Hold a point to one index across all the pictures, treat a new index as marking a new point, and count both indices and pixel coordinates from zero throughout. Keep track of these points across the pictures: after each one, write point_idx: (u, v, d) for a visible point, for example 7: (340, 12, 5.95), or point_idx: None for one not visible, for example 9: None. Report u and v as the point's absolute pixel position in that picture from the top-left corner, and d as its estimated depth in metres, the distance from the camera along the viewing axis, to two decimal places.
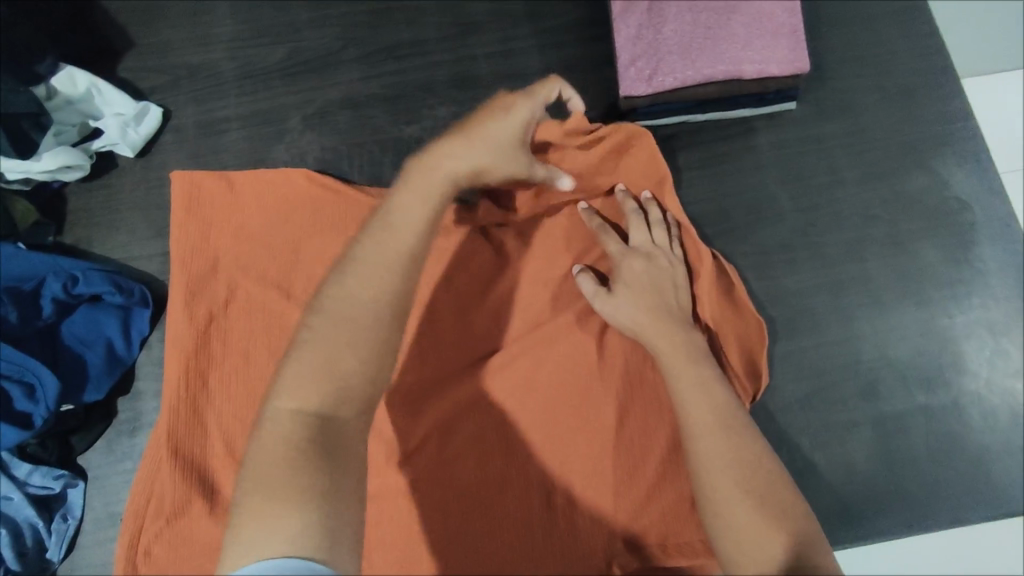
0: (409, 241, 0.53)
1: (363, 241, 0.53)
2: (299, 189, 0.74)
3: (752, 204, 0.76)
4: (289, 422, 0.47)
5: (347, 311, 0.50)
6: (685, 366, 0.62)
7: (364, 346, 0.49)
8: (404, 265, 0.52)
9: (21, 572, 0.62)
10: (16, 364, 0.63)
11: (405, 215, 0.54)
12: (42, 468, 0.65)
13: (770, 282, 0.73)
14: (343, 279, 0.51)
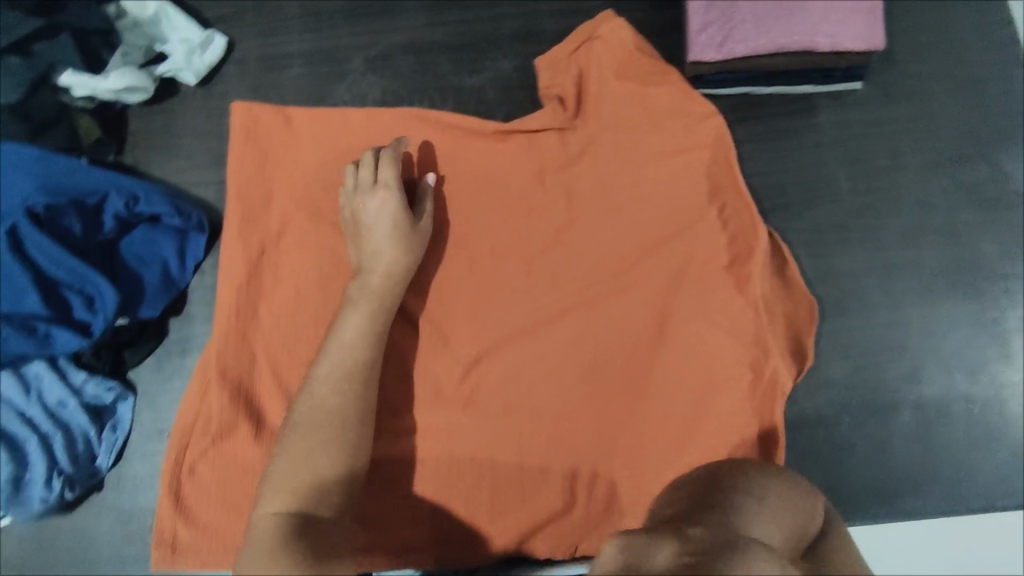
0: (357, 359, 0.63)
1: (321, 361, 0.63)
2: (359, 131, 0.75)
3: (809, 182, 0.75)
4: (270, 523, 0.54)
5: (312, 422, 0.59)
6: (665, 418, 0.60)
7: (330, 449, 0.59)
8: (354, 381, 0.62)
9: (73, 475, 0.64)
10: (77, 274, 0.64)
11: (348, 340, 0.64)
12: (96, 378, 0.66)
13: (821, 262, 0.73)
14: (307, 393, 0.61)
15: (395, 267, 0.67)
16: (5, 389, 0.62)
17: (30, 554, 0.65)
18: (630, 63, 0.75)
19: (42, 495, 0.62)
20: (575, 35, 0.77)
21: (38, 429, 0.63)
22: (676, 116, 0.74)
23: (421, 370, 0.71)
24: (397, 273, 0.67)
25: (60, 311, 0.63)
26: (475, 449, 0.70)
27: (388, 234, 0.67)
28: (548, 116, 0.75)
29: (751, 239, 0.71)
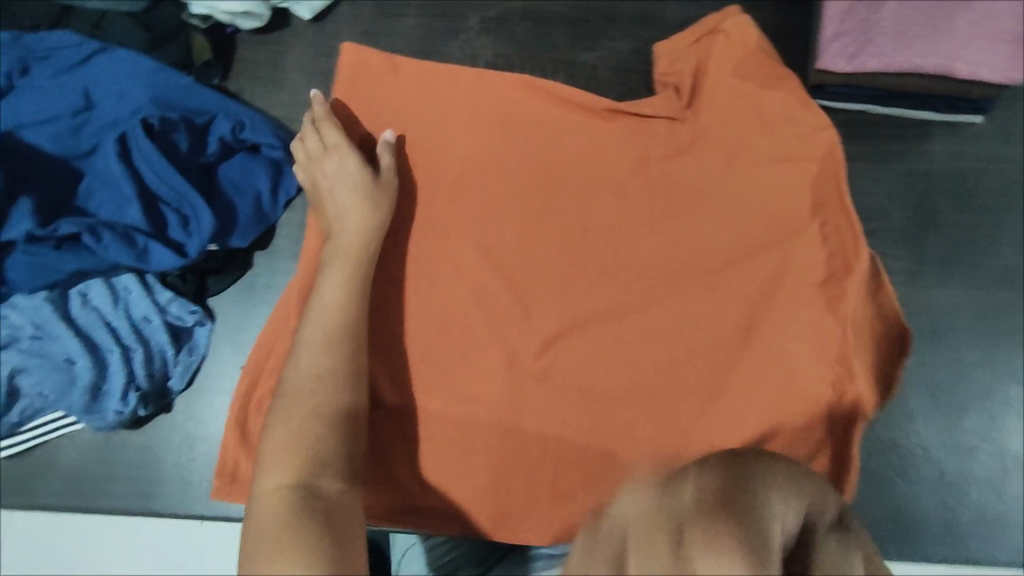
0: (342, 317, 0.60)
1: (303, 326, 0.60)
2: (468, 91, 0.74)
3: (914, 210, 0.74)
4: (273, 498, 0.50)
5: (301, 389, 0.56)
6: None
7: (326, 416, 0.55)
8: (340, 341, 0.59)
9: (148, 393, 0.64)
10: (177, 193, 0.63)
11: (333, 302, 0.60)
12: (180, 299, 0.65)
13: (915, 293, 0.73)
14: (295, 363, 0.58)
15: (366, 222, 0.64)
16: (95, 296, 0.62)
17: (92, 464, 0.65)
18: (754, 59, 0.72)
19: (117, 407, 0.62)
20: (699, 24, 0.74)
21: (121, 341, 0.63)
22: (795, 118, 0.71)
23: (498, 340, 0.70)
24: (367, 231, 0.64)
25: (157, 227, 0.62)
26: (544, 430, 0.68)
27: (351, 192, 0.65)
28: (662, 104, 0.74)
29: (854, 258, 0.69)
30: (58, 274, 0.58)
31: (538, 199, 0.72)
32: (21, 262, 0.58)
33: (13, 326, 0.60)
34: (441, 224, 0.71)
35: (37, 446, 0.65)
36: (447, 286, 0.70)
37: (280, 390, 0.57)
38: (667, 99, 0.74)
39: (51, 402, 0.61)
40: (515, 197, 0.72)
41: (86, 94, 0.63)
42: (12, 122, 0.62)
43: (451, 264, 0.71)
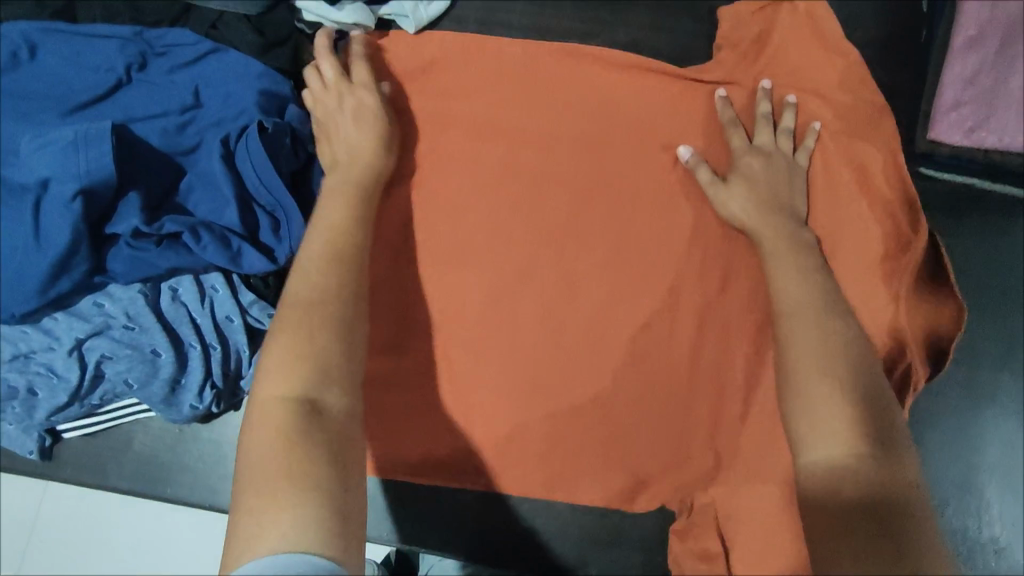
0: (354, 241, 0.56)
1: (308, 240, 0.55)
2: (559, 110, 0.73)
3: (1009, 292, 0.72)
4: (272, 410, 0.45)
5: (301, 301, 0.51)
6: (788, 255, 0.62)
7: (332, 335, 0.49)
8: (342, 267, 0.54)
9: (222, 391, 0.65)
10: (273, 198, 0.64)
11: (336, 226, 0.56)
12: (261, 302, 0.66)
13: (998, 377, 0.71)
14: (299, 281, 0.52)
15: (375, 165, 0.63)
16: (184, 292, 0.63)
17: (162, 450, 0.67)
18: (849, 119, 0.71)
19: (194, 402, 0.63)
20: (755, 16, 0.74)
21: (203, 338, 0.63)
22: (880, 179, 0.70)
23: (571, 373, 0.67)
24: (372, 164, 0.63)
25: (250, 230, 0.64)
26: (605, 471, 0.67)
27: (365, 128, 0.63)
28: (722, 70, 0.74)
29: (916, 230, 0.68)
30: (156, 269, 0.60)
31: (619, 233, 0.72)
32: (125, 255, 0.59)
33: (105, 315, 0.60)
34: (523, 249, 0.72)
35: (113, 427, 0.67)
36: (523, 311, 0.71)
37: (281, 305, 0.51)
38: (732, 62, 0.74)
39: (132, 390, 0.62)
40: (602, 224, 0.70)
41: (195, 92, 0.65)
42: (122, 114, 0.63)
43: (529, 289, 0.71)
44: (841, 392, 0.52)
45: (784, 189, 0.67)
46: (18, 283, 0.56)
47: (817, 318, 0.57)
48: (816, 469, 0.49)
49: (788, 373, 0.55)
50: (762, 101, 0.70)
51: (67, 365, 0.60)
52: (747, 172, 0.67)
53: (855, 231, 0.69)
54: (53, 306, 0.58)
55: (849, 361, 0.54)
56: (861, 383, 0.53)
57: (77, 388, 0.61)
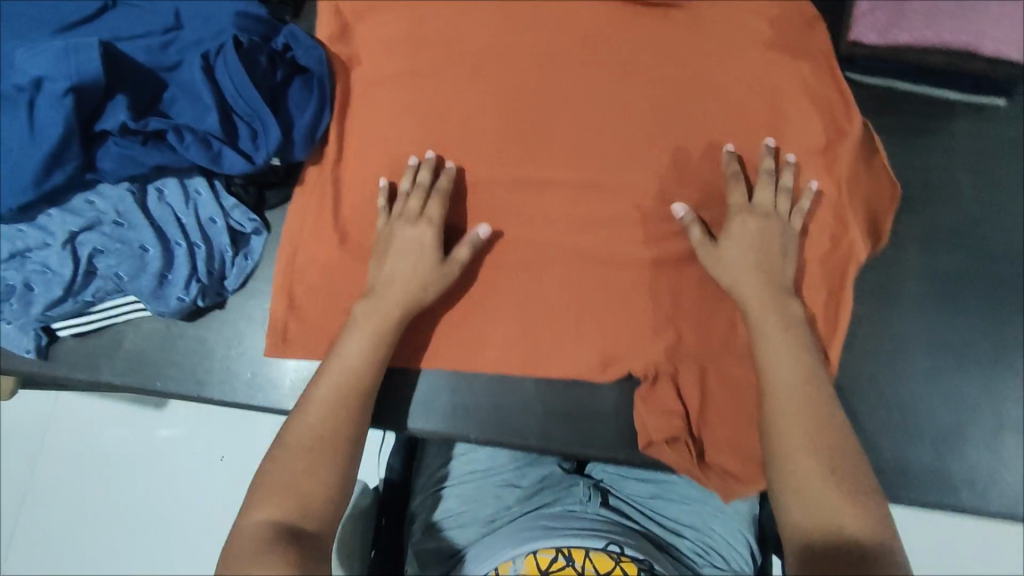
0: (358, 379, 0.67)
1: (318, 381, 0.66)
2: (520, 36, 0.82)
3: (933, 183, 0.78)
4: (255, 528, 0.56)
5: (306, 441, 0.62)
6: (776, 331, 0.67)
7: (318, 461, 0.61)
8: (342, 403, 0.65)
9: (207, 286, 0.70)
10: (250, 107, 0.69)
11: (346, 368, 0.67)
12: (242, 207, 0.72)
13: (929, 258, 0.75)
14: (296, 422, 0.63)
15: (410, 297, 0.70)
16: (170, 194, 0.68)
17: (149, 349, 0.72)
18: (775, 38, 0.80)
19: (180, 295, 0.68)
20: None
21: (189, 237, 0.69)
22: (802, 89, 0.78)
23: (541, 266, 0.76)
24: (409, 296, 0.70)
25: (229, 136, 0.69)
26: (573, 351, 0.75)
27: (409, 264, 0.70)
28: None
29: (844, 129, 0.77)
30: (142, 167, 0.65)
31: (571, 146, 0.79)
32: (114, 152, 0.64)
33: (96, 211, 0.66)
34: (484, 161, 0.79)
35: (103, 328, 0.72)
36: (486, 216, 0.78)
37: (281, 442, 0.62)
38: None
39: (122, 283, 0.67)
40: (564, 135, 0.79)
41: (176, 16, 0.71)
42: (109, 33, 0.69)
43: (490, 197, 0.78)
44: (830, 467, 0.59)
45: (776, 254, 0.72)
46: (15, 177, 0.61)
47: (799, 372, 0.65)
48: (799, 509, 0.57)
49: (776, 449, 0.61)
50: (765, 158, 0.76)
51: (61, 258, 0.65)
52: (739, 232, 0.72)
53: (792, 132, 0.78)
54: (46, 201, 0.64)
55: (828, 413, 0.62)
56: (839, 452, 0.60)
57: (70, 282, 0.66)
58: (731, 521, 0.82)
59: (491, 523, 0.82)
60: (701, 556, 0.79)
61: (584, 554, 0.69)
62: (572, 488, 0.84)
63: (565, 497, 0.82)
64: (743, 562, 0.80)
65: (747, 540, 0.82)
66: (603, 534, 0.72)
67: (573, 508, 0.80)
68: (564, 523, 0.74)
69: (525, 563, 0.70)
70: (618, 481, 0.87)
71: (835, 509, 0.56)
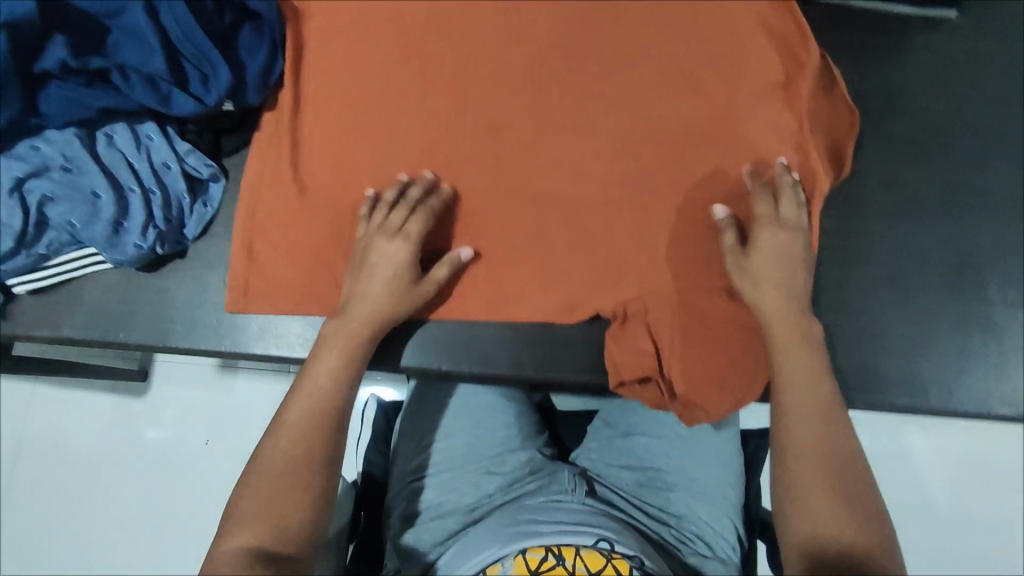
0: (331, 404, 0.64)
1: (289, 408, 0.63)
2: None
3: (891, 95, 0.77)
4: (230, 555, 0.57)
5: (280, 467, 0.60)
6: (794, 350, 0.64)
7: (295, 490, 0.60)
8: (320, 436, 0.62)
9: (166, 233, 0.69)
10: (199, 51, 0.67)
11: (319, 395, 0.64)
12: (197, 152, 0.71)
13: (889, 168, 0.76)
14: (270, 446, 0.62)
15: (385, 319, 0.67)
16: (120, 138, 0.67)
17: (112, 301, 0.71)
18: None
19: (138, 241, 0.67)
20: None
21: (142, 183, 0.67)
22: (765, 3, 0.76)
23: (513, 199, 0.72)
24: (381, 319, 0.67)
25: (179, 79, 0.67)
26: (541, 280, 0.71)
27: (384, 292, 0.67)
28: None
29: (801, 59, 0.74)
30: (88, 109, 0.65)
31: (527, 69, 0.75)
32: (56, 94, 0.63)
33: (43, 157, 0.64)
34: (437, 89, 0.75)
35: (64, 282, 0.71)
36: (442, 146, 0.73)
37: (254, 464, 0.61)
38: None
39: (76, 232, 0.66)
40: (520, 58, 0.75)
41: None
42: None
43: (444, 126, 0.74)
44: (839, 497, 0.58)
45: (798, 268, 0.67)
46: None
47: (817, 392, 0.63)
48: (796, 528, 0.57)
49: (787, 473, 0.60)
50: (784, 175, 0.70)
51: (8, 208, 0.63)
52: (765, 247, 0.67)
53: (756, 44, 0.75)
54: None
55: (841, 441, 0.61)
56: (846, 479, 0.59)
57: (21, 234, 0.64)
58: (718, 508, 0.81)
59: (473, 512, 0.79)
60: (685, 544, 0.79)
61: (574, 552, 0.67)
62: (556, 473, 0.81)
63: (550, 484, 0.79)
64: (730, 552, 0.80)
65: (733, 528, 0.81)
66: (593, 531, 0.70)
67: (558, 497, 0.77)
68: (551, 517, 0.72)
69: (514, 564, 0.67)
70: (603, 470, 0.86)
71: (839, 535, 0.56)
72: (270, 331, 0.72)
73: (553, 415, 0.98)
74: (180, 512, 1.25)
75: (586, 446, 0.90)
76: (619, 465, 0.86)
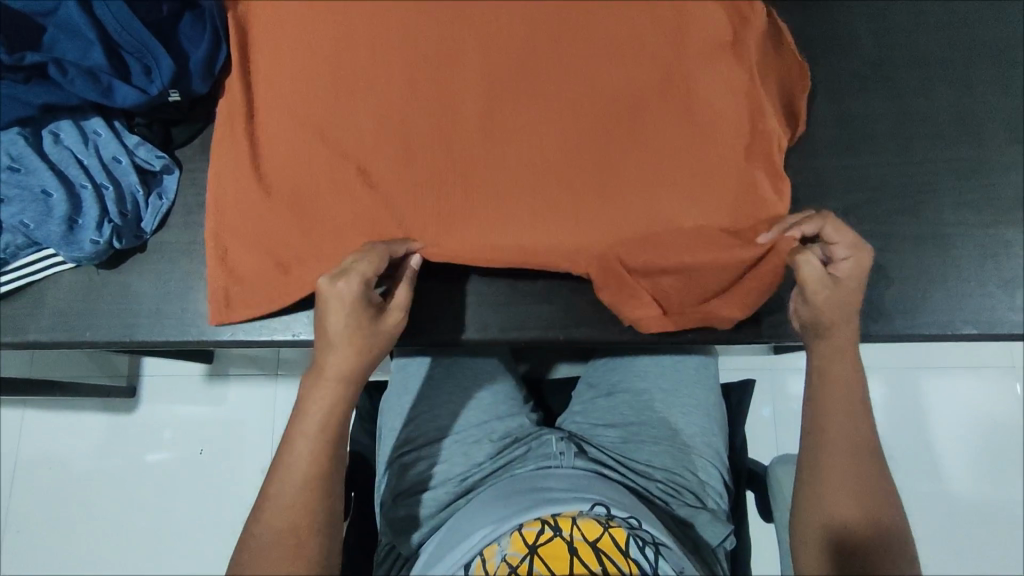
0: (314, 470, 0.63)
1: (278, 472, 0.63)
2: None
3: (833, 31, 0.78)
4: None
5: (276, 533, 0.61)
6: (841, 366, 0.67)
7: (285, 566, 0.60)
8: (305, 505, 0.62)
9: (122, 227, 0.69)
10: (138, 41, 0.67)
11: (298, 469, 0.63)
12: (147, 144, 0.70)
13: (836, 103, 0.76)
14: (260, 527, 0.62)
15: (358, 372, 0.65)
16: (66, 136, 0.67)
17: (77, 300, 0.71)
18: None
19: (94, 237, 0.67)
20: None
21: (93, 178, 0.67)
22: None
23: None
24: (358, 372, 0.66)
25: (121, 71, 0.68)
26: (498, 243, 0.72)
27: (356, 350, 0.64)
28: None
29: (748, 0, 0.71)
30: (30, 107, 0.65)
31: None
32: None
33: None
34: None
35: (27, 285, 0.70)
36: None
37: (247, 537, 0.62)
38: None
39: (30, 232, 0.65)
40: None
41: None
42: None
43: None
44: (855, 497, 0.63)
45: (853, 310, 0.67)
46: None
47: (841, 422, 0.65)
48: (815, 535, 0.63)
49: (809, 467, 0.66)
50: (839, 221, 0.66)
51: None
52: (853, 296, 0.66)
53: None
54: None
55: (865, 466, 0.64)
56: (867, 484, 0.64)
57: None
58: (702, 456, 0.81)
59: (464, 482, 0.78)
60: (673, 497, 0.79)
61: (571, 522, 0.66)
62: (540, 437, 0.80)
63: (535, 451, 0.79)
64: (718, 500, 0.80)
65: (720, 477, 0.81)
66: (587, 497, 0.70)
67: (546, 462, 0.77)
68: (547, 489, 0.72)
69: (511, 541, 0.66)
70: (588, 430, 0.85)
71: (846, 528, 0.63)
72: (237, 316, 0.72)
73: (541, 383, 0.96)
74: (186, 525, 1.24)
75: (570, 409, 0.89)
76: (604, 425, 0.85)
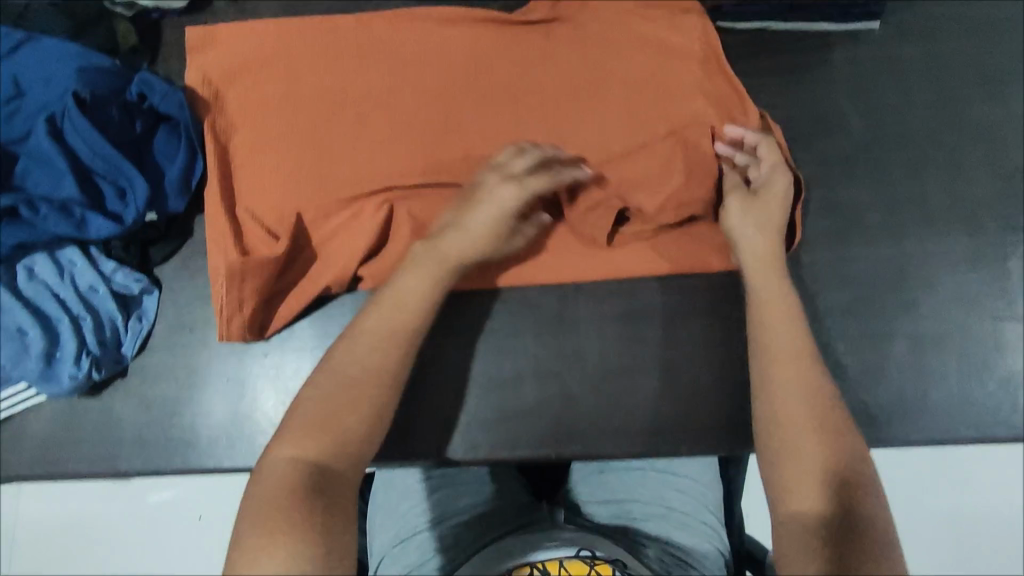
0: (396, 382, 0.55)
1: (321, 377, 0.53)
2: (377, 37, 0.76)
3: (822, 116, 0.76)
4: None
5: (319, 435, 0.49)
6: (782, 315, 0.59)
7: (291, 499, 0.45)
8: (361, 412, 0.52)
9: (100, 356, 0.67)
10: (111, 166, 0.66)
11: (348, 373, 0.53)
12: (125, 268, 0.69)
13: (828, 193, 0.74)
14: (279, 438, 0.50)
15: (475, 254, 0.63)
16: (41, 269, 0.67)
17: (59, 430, 0.70)
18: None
19: (71, 371, 0.65)
20: None
21: (71, 311, 0.66)
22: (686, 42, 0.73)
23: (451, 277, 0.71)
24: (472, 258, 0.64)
25: (95, 199, 0.66)
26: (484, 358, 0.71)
27: (496, 212, 0.63)
28: None
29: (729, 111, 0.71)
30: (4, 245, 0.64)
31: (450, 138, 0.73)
32: None
33: None
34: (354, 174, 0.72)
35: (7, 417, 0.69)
36: None
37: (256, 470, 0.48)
38: None
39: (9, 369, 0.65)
40: (441, 130, 0.73)
41: (16, 82, 0.67)
42: None
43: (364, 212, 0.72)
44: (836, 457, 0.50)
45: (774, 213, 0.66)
46: None
47: (800, 380, 0.55)
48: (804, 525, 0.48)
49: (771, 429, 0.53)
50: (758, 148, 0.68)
51: None
52: (768, 185, 0.66)
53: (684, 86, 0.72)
54: None
55: (832, 419, 0.53)
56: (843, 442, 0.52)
57: None
58: None
59: None
60: None
61: None
62: None
63: None
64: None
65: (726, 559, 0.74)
66: None
67: None
68: None
69: None
70: None
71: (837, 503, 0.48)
72: (220, 443, 0.70)
73: None
74: None
75: None
76: None
